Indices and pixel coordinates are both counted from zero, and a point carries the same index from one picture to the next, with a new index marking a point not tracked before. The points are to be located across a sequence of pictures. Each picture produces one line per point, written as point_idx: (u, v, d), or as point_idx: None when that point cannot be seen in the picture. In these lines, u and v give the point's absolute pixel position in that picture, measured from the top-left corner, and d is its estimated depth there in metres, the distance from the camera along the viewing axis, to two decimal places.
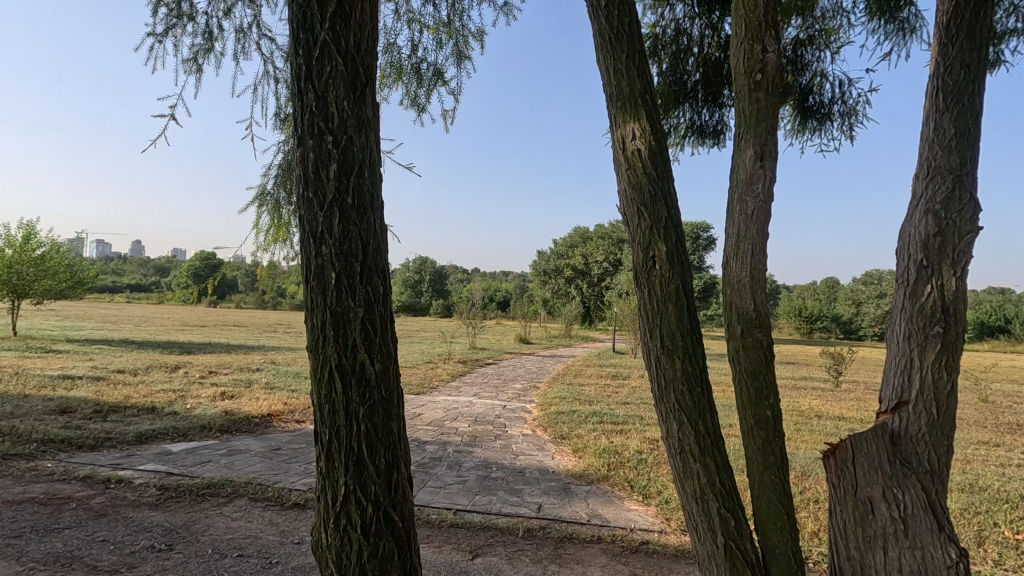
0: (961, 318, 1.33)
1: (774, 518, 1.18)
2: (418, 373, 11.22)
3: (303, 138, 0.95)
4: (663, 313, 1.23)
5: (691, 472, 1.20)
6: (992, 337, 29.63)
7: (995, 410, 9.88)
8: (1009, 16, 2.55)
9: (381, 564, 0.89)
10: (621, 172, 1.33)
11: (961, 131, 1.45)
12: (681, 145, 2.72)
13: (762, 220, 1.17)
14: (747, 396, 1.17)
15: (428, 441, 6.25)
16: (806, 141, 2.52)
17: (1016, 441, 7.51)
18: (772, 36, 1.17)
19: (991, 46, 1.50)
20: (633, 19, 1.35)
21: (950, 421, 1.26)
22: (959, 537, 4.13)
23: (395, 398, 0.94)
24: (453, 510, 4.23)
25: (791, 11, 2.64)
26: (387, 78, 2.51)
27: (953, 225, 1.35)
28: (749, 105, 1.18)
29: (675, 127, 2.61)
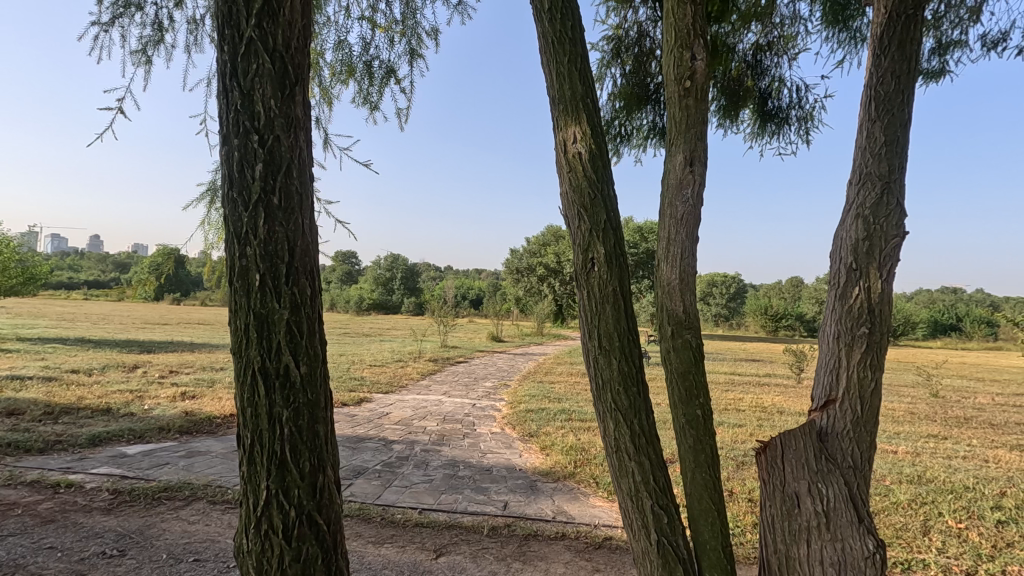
0: (887, 319, 1.39)
1: (705, 515, 1.21)
2: (387, 372, 11.11)
3: (228, 136, 0.94)
4: (601, 314, 1.25)
5: (626, 470, 1.22)
6: (944, 334, 30.95)
7: (945, 405, 10.33)
8: (954, 28, 2.67)
9: (303, 568, 0.88)
10: (563, 175, 1.35)
11: (891, 140, 1.50)
12: (644, 147, 2.73)
13: (692, 224, 1.21)
14: (677, 397, 1.20)
15: (395, 441, 6.19)
16: (766, 144, 2.58)
17: (962, 435, 7.88)
18: (701, 44, 1.20)
19: (921, 59, 1.56)
20: (576, 23, 1.37)
21: (873, 418, 1.32)
22: (907, 527, 4.31)
23: (322, 401, 0.94)
24: (418, 509, 4.20)
25: (750, 16, 2.70)
26: (340, 75, 2.48)
27: (881, 230, 1.41)
28: (679, 112, 1.21)
29: (637, 128, 2.64)
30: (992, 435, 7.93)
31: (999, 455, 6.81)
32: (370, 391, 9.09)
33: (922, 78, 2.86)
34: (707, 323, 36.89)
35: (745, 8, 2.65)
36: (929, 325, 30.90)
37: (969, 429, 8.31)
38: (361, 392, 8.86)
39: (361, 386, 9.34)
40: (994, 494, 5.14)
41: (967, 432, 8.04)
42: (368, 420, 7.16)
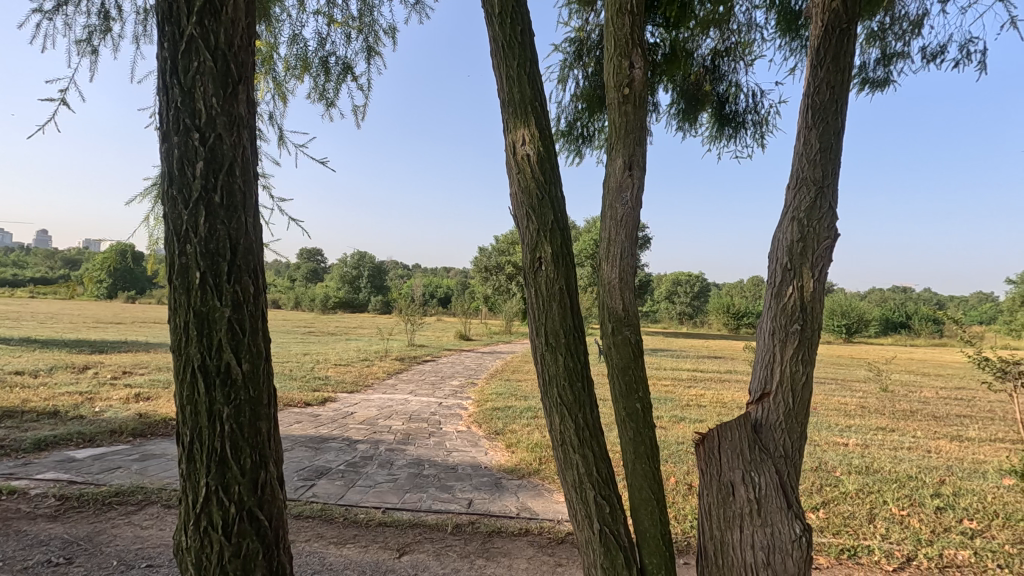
0: (819, 316, 1.47)
1: (645, 504, 1.27)
2: (352, 371, 10.97)
3: (168, 133, 0.94)
4: (547, 312, 1.29)
5: (571, 462, 1.26)
6: (895, 332, 32.40)
7: (894, 399, 10.84)
8: (898, 39, 2.81)
9: (244, 565, 0.89)
10: (512, 176, 1.38)
11: (826, 147, 1.58)
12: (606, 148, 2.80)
13: (631, 225, 1.26)
14: (618, 391, 1.25)
15: (359, 441, 6.13)
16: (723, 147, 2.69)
17: (908, 427, 8.30)
18: (638, 53, 1.25)
19: (853, 71, 1.65)
20: (525, 27, 1.40)
21: (803, 410, 1.39)
22: (855, 515, 4.52)
23: (265, 398, 0.94)
24: (382, 509, 4.18)
25: (709, 23, 2.78)
26: (294, 70, 2.46)
27: (814, 232, 1.48)
28: (619, 117, 1.26)
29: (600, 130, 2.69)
30: (935, 427, 8.37)
31: (940, 445, 7.20)
32: (334, 391, 8.96)
33: (870, 86, 3.01)
34: (673, 321, 37.69)
35: (704, 15, 2.72)
36: (881, 322, 32.30)
37: (914, 422, 8.75)
38: (325, 391, 8.73)
39: (325, 386, 9.20)
40: (934, 482, 5.43)
41: (912, 425, 8.47)
42: (332, 419, 7.07)
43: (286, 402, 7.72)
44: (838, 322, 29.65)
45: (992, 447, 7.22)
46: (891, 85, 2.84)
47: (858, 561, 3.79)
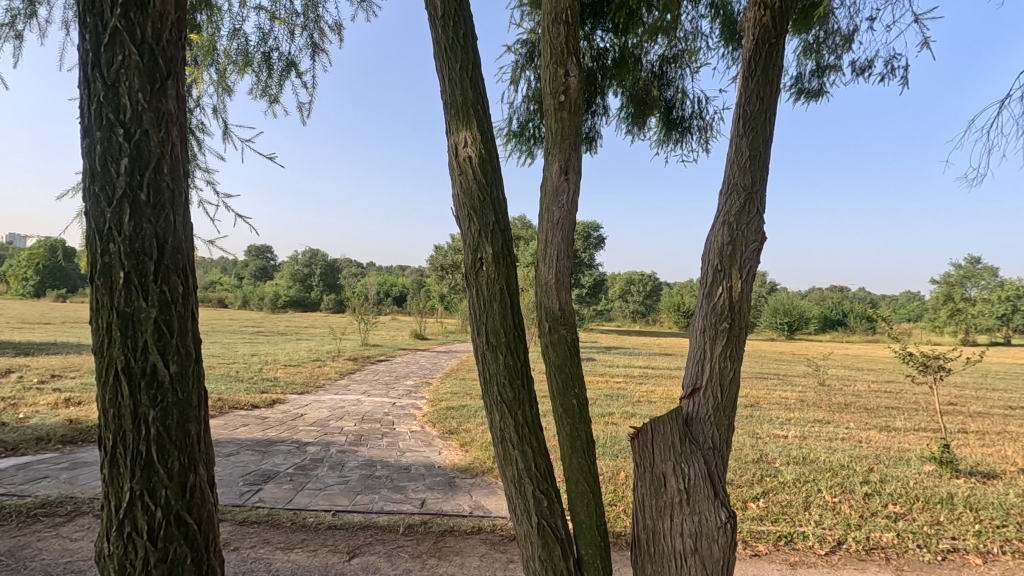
0: (745, 315, 1.55)
1: (581, 497, 1.32)
2: (303, 372, 10.68)
3: (90, 129, 0.91)
4: (488, 311, 1.31)
5: (510, 458, 1.30)
6: (833, 329, 34.20)
7: (831, 393, 11.46)
8: (832, 52, 2.98)
9: (170, 569, 0.87)
10: (454, 177, 1.40)
11: (755, 154, 1.67)
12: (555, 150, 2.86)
13: (567, 228, 1.31)
14: (555, 388, 1.29)
15: (309, 443, 6.00)
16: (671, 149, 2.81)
17: (842, 419, 8.79)
18: (574, 61, 1.29)
19: (780, 83, 1.75)
20: (468, 31, 1.41)
21: (730, 404, 1.47)
22: (791, 503, 4.77)
23: (194, 400, 0.93)
24: (332, 511, 4.11)
25: (657, 31, 2.87)
26: (235, 65, 2.39)
27: (741, 235, 1.57)
28: (555, 122, 1.30)
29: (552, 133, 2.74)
30: (866, 419, 8.91)
31: (870, 436, 7.66)
32: (283, 392, 8.71)
33: (805, 96, 3.18)
34: (627, 320, 38.54)
35: (651, 22, 2.80)
36: (820, 320, 34.02)
37: (847, 414, 9.28)
38: (273, 393, 8.47)
39: (274, 387, 8.93)
40: (863, 471, 5.79)
41: (846, 417, 8.99)
42: (280, 422, 6.87)
43: (232, 403, 7.45)
44: (780, 320, 31.05)
45: (915, 436, 7.75)
46: (824, 95, 3.01)
47: (794, 547, 4.00)
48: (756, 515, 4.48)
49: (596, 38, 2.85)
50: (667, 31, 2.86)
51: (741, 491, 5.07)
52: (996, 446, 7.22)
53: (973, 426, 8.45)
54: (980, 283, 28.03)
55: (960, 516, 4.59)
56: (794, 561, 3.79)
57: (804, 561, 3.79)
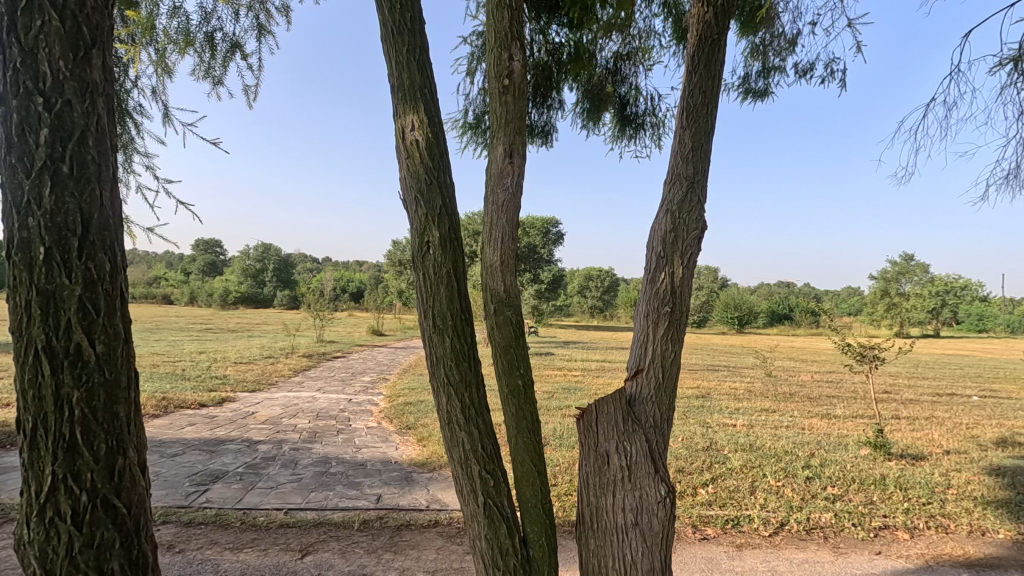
0: (687, 300, 1.61)
1: (527, 477, 1.35)
2: (254, 369, 10.35)
3: (5, 97, 0.86)
4: (435, 295, 1.32)
5: (457, 440, 1.31)
6: (780, 323, 35.64)
7: (777, 383, 11.99)
8: (776, 54, 3.11)
9: (97, 555, 0.85)
10: (401, 161, 1.39)
11: (697, 145, 1.72)
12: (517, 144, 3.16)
13: (512, 211, 1.33)
14: (500, 369, 1.32)
15: (261, 441, 5.83)
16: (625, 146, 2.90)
17: (787, 408, 9.21)
18: (517, 46, 1.31)
19: (722, 78, 1.81)
20: (415, 14, 1.41)
21: (672, 384, 1.53)
22: (739, 489, 4.96)
23: (124, 380, 0.90)
24: (283, 510, 4.02)
25: (612, 28, 2.91)
26: (176, 44, 2.30)
27: (683, 224, 1.62)
28: (499, 107, 1.32)
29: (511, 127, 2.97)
30: (809, 407, 9.35)
31: (812, 423, 8.06)
32: (233, 390, 8.43)
33: (752, 95, 3.30)
34: (585, 315, 39.13)
35: (606, 19, 2.85)
36: (768, 314, 35.39)
37: (792, 403, 9.72)
38: (222, 391, 8.19)
39: (223, 385, 8.63)
40: (805, 456, 6.09)
41: (791, 405, 9.42)
42: (230, 420, 6.65)
43: (178, 403, 7.16)
44: (731, 315, 32.17)
45: (853, 423, 8.20)
46: (768, 96, 3.15)
47: (740, 529, 4.17)
48: (704, 501, 4.65)
49: (552, 32, 2.87)
50: (620, 29, 2.91)
51: (692, 478, 5.25)
52: (925, 430, 7.71)
53: (904, 412, 9.00)
54: (913, 279, 29.85)
55: (890, 495, 4.90)
56: (740, 543, 3.96)
57: (749, 543, 3.96)
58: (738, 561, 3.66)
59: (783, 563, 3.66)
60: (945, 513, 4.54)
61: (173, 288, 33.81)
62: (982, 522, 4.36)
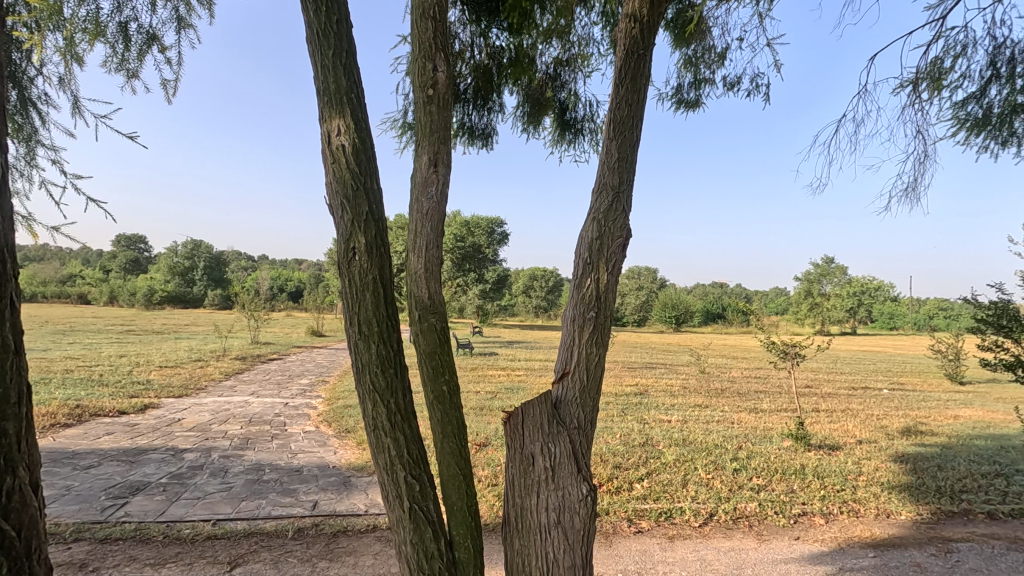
0: (611, 305, 1.67)
1: (452, 480, 1.37)
2: (181, 373, 9.79)
3: None
4: (360, 301, 1.31)
5: (383, 446, 1.31)
6: (714, 321, 37.34)
7: (709, 379, 12.58)
8: (707, 67, 3.26)
9: None
10: (326, 165, 1.37)
11: (623, 157, 1.79)
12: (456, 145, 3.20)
13: (437, 219, 1.35)
14: (425, 375, 1.34)
15: (187, 450, 5.54)
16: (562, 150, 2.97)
17: (719, 403, 9.68)
18: (442, 58, 1.33)
19: (647, 93, 1.89)
20: (341, 17, 1.39)
21: (596, 387, 1.59)
22: (672, 482, 5.17)
23: (13, 396, 0.85)
24: (211, 521, 3.84)
25: (552, 33, 2.97)
26: (85, 33, 2.16)
27: (608, 231, 1.68)
28: (424, 116, 1.34)
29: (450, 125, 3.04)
30: (738, 402, 9.87)
31: (741, 417, 8.51)
32: (158, 396, 7.95)
33: (684, 106, 3.46)
34: (530, 314, 39.54)
35: (546, 25, 2.91)
36: (703, 314, 37.01)
37: (723, 398, 10.23)
38: (145, 397, 7.71)
39: (146, 391, 8.12)
40: (733, 449, 6.42)
41: (722, 401, 9.91)
42: (153, 428, 6.28)
43: (94, 411, 6.68)
44: (669, 314, 33.42)
45: (777, 416, 8.72)
46: (699, 106, 3.30)
47: (672, 521, 4.36)
48: (640, 495, 4.81)
49: (492, 35, 2.89)
50: (560, 35, 2.98)
51: (628, 472, 5.42)
52: (840, 422, 8.30)
53: (823, 405, 9.66)
54: (833, 280, 32.03)
55: (809, 483, 5.25)
56: (672, 534, 4.13)
57: (681, 534, 4.14)
58: (670, 552, 3.82)
59: (712, 552, 3.85)
60: (856, 499, 4.91)
61: (90, 286, 31.50)
62: (888, 505, 4.76)
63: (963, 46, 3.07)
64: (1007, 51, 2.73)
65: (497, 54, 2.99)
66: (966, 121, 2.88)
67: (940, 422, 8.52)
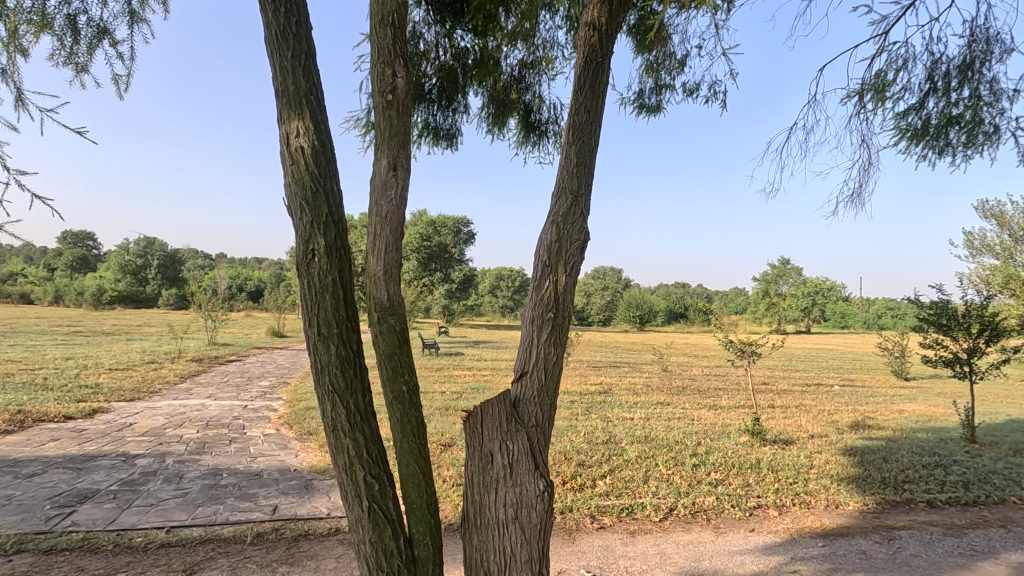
0: (569, 306, 1.72)
1: (412, 479, 1.39)
2: (133, 376, 9.43)
3: None
4: (320, 303, 1.32)
5: (342, 446, 1.32)
6: (677, 321, 38.15)
7: (671, 377, 12.89)
8: (667, 74, 3.37)
9: None
10: (285, 167, 1.37)
11: (581, 162, 1.84)
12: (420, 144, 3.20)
13: (396, 222, 1.37)
14: (384, 375, 1.36)
15: (140, 455, 5.35)
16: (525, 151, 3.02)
17: (680, 400, 9.93)
18: (400, 64, 1.36)
19: (606, 98, 1.94)
20: (301, 20, 1.39)
21: (554, 386, 1.63)
22: (633, 478, 5.29)
23: None
24: (165, 528, 3.73)
25: (517, 36, 3.00)
26: (30, 25, 2.09)
27: (566, 234, 1.73)
28: (382, 120, 1.36)
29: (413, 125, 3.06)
30: (698, 399, 10.14)
31: (700, 414, 8.77)
32: (108, 400, 7.64)
33: (645, 110, 3.55)
34: (496, 314, 39.57)
35: (511, 28, 2.93)
36: (666, 313, 37.79)
37: (684, 396, 10.50)
38: (94, 401, 7.40)
39: (95, 395, 7.79)
40: (693, 445, 6.61)
41: (683, 398, 10.17)
42: (103, 434, 6.03)
43: (39, 417, 6.37)
44: (633, 313, 34.05)
45: (735, 412, 9.02)
46: (659, 111, 3.40)
47: (633, 517, 4.47)
48: (602, 492, 4.91)
49: (457, 36, 2.91)
50: (525, 38, 3.00)
51: (591, 470, 5.52)
52: (794, 417, 8.64)
53: (778, 402, 10.03)
54: (789, 280, 33.20)
55: (763, 477, 5.46)
56: (633, 529, 4.24)
57: (642, 529, 4.26)
58: (631, 547, 3.92)
59: (671, 545, 3.97)
60: (807, 491, 5.13)
61: (33, 285, 29.94)
62: (836, 496, 4.99)
63: (904, 60, 3.25)
64: (942, 66, 2.91)
65: (461, 56, 3.01)
66: (907, 131, 3.05)
67: (886, 416, 8.95)
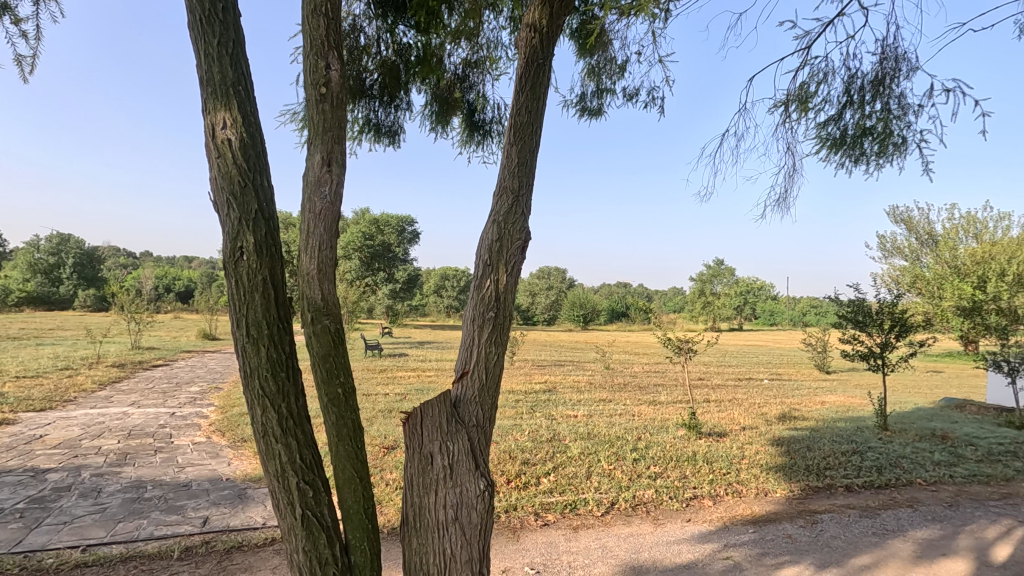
0: (510, 305, 1.72)
1: (348, 483, 1.35)
2: (44, 384, 8.70)
3: None
4: (249, 304, 1.26)
5: (273, 452, 1.27)
6: (619, 319, 39.17)
7: (613, 375, 13.21)
8: (607, 78, 3.44)
9: None
10: (211, 160, 1.30)
11: (522, 162, 1.84)
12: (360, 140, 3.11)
13: (330, 220, 1.33)
14: (319, 377, 1.31)
15: (52, 469, 4.94)
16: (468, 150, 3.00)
17: (622, 396, 10.19)
18: (335, 56, 1.33)
19: (546, 99, 1.95)
20: (228, 5, 1.33)
21: (495, 385, 1.62)
22: (576, 474, 5.39)
23: None
24: (80, 547, 3.46)
25: (460, 34, 2.97)
26: None
27: (507, 234, 1.73)
28: (316, 114, 1.31)
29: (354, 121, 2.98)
30: (638, 395, 10.44)
31: (641, 410, 9.03)
32: (14, 410, 7.00)
33: (587, 113, 3.62)
34: (441, 314, 39.23)
35: (454, 26, 2.90)
36: (608, 312, 38.70)
37: (625, 392, 10.78)
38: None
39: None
40: (633, 440, 6.80)
41: (624, 395, 10.45)
42: (7, 448, 5.52)
43: None
44: (577, 313, 34.64)
45: (673, 407, 9.35)
46: (601, 114, 3.47)
47: (577, 512, 4.54)
48: (546, 489, 4.96)
49: (399, 32, 2.86)
50: (468, 37, 2.97)
51: (535, 467, 5.57)
52: (727, 411, 9.06)
53: (713, 396, 10.48)
54: (723, 280, 34.78)
55: (699, 469, 5.68)
56: (576, 525, 4.31)
57: (584, 524, 4.33)
58: (574, 542, 3.99)
59: (612, 538, 4.06)
60: (739, 480, 5.39)
61: None
62: (765, 485, 5.27)
63: (824, 74, 3.47)
64: (857, 81, 3.13)
65: (403, 51, 2.97)
66: (828, 139, 3.26)
67: (810, 408, 9.54)
